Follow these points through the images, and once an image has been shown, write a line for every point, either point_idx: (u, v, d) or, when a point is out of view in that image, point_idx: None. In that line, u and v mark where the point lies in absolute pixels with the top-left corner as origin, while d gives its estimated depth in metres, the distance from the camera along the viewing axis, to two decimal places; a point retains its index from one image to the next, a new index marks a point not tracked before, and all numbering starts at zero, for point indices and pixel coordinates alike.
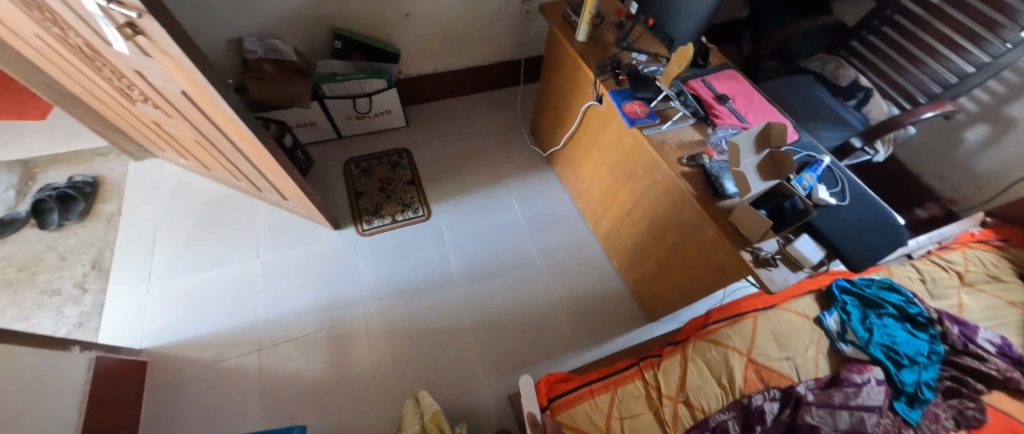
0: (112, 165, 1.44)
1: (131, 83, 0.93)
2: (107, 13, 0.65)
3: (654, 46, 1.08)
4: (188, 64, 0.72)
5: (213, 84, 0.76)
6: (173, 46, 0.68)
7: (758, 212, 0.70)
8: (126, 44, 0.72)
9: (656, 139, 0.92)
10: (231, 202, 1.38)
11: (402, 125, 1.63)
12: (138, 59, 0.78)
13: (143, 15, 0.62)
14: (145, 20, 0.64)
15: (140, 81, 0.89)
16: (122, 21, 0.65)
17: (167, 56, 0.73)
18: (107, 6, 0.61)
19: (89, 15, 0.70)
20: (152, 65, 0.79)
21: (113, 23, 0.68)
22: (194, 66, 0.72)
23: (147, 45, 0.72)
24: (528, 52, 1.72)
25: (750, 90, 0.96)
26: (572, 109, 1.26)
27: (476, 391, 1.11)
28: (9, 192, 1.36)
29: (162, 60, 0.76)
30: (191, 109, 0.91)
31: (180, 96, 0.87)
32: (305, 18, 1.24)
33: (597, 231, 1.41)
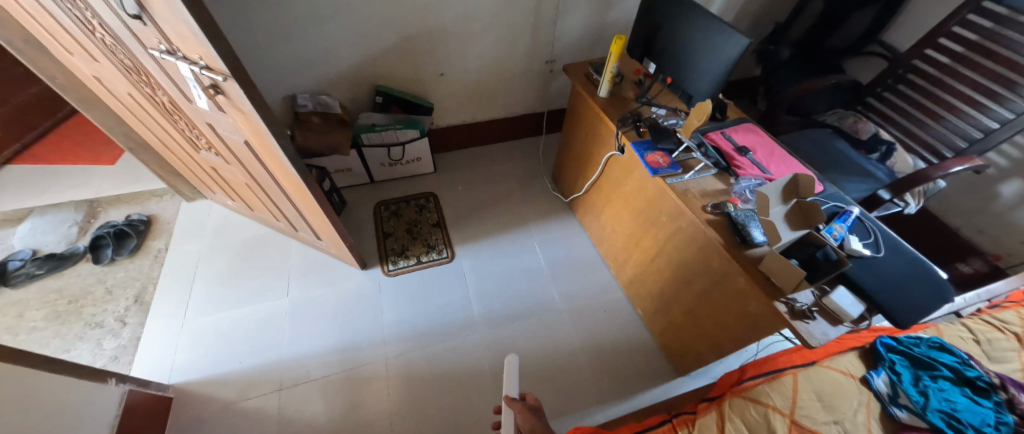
0: (165, 205, 1.55)
1: (200, 134, 1.05)
2: (197, 76, 0.77)
3: (673, 102, 1.16)
4: (255, 117, 0.81)
5: (275, 135, 0.86)
6: (246, 103, 0.78)
7: (790, 262, 0.70)
8: (207, 102, 0.84)
9: (679, 188, 0.95)
10: (268, 241, 1.46)
11: (431, 171, 1.73)
12: (213, 113, 0.89)
13: (227, 78, 0.73)
14: (228, 83, 0.75)
15: (209, 132, 1.00)
16: (208, 83, 0.77)
17: (238, 111, 0.83)
18: (200, 72, 0.73)
19: (181, 78, 0.82)
20: (224, 119, 0.90)
21: (201, 85, 0.79)
22: (260, 119, 0.82)
23: (224, 102, 0.83)
24: (550, 106, 1.84)
25: (769, 142, 0.99)
26: (594, 158, 1.31)
27: None
28: (73, 229, 1.45)
29: (234, 115, 0.87)
30: (249, 156, 1.01)
31: (242, 145, 0.97)
32: (353, 77, 1.40)
33: (620, 278, 1.40)
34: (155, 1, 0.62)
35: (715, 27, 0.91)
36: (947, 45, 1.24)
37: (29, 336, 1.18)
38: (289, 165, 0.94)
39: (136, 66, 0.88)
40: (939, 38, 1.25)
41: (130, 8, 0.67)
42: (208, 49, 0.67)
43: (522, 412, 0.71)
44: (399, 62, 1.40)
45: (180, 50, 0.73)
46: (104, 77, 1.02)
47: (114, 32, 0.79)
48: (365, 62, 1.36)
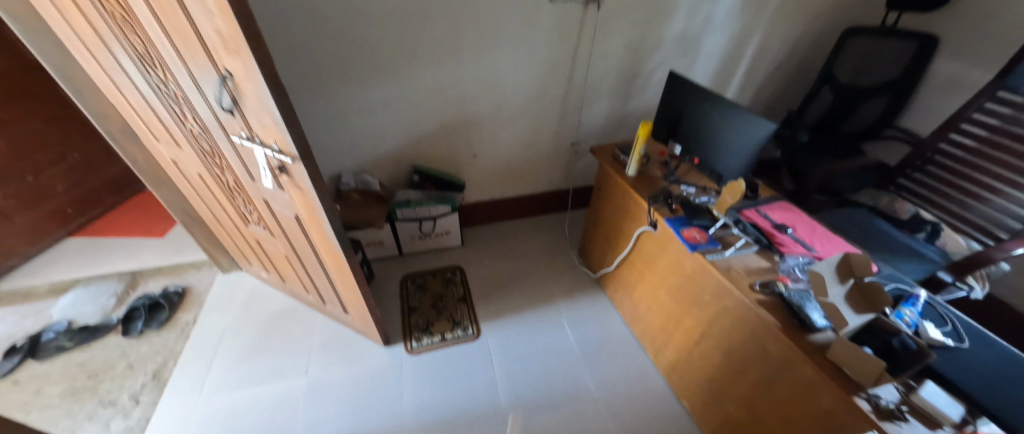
0: (201, 276, 1.59)
1: (254, 210, 1.12)
2: (268, 159, 0.86)
3: (701, 180, 1.20)
4: (312, 193, 0.87)
5: (326, 210, 0.91)
6: (306, 181, 0.85)
7: (865, 350, 0.63)
8: (273, 180, 0.91)
9: (721, 265, 0.93)
10: (294, 314, 1.44)
11: (458, 245, 1.76)
12: (273, 191, 0.96)
13: (295, 160, 0.81)
14: (296, 165, 0.83)
15: (264, 208, 1.06)
16: (277, 164, 0.85)
17: (297, 189, 0.89)
18: (274, 154, 0.81)
19: (252, 160, 0.91)
20: (282, 195, 0.96)
21: (270, 166, 0.87)
22: (316, 195, 0.87)
23: (286, 181, 0.90)
24: (574, 184, 1.93)
25: (809, 222, 1.00)
26: (625, 233, 1.32)
27: None
28: (111, 299, 1.49)
29: (292, 193, 0.93)
30: (296, 229, 1.05)
31: (292, 219, 1.02)
32: (395, 159, 1.54)
33: (659, 362, 1.28)
34: (250, 98, 0.73)
35: (739, 117, 0.99)
36: (968, 130, 1.29)
37: (41, 414, 1.14)
38: (334, 238, 0.96)
39: (215, 151, 0.98)
40: (961, 123, 1.31)
41: (226, 104, 0.78)
42: (285, 135, 0.75)
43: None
44: (438, 146, 1.54)
45: (258, 136, 0.82)
46: (180, 161, 1.14)
47: (204, 123, 0.91)
48: (407, 145, 1.50)
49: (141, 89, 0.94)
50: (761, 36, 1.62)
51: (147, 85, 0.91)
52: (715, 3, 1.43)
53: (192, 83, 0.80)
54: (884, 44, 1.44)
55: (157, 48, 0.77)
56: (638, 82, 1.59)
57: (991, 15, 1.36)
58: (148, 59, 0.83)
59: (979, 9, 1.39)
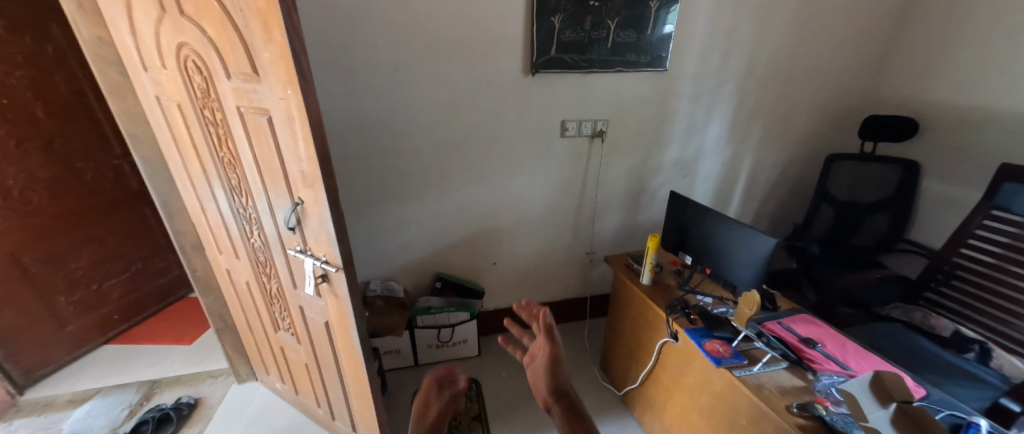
0: (216, 386, 1.57)
1: (288, 317, 1.18)
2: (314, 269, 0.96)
3: (717, 290, 1.24)
4: (346, 300, 0.94)
5: (357, 317, 0.96)
6: (345, 289, 0.93)
7: None
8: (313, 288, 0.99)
9: (752, 382, 0.88)
10: (299, 432, 1.35)
11: (475, 354, 1.72)
12: (311, 298, 1.03)
13: (337, 269, 0.91)
14: (336, 273, 0.92)
15: (298, 315, 1.12)
16: (320, 273, 0.95)
17: (333, 296, 0.97)
18: (320, 264, 0.92)
19: (298, 271, 1.02)
20: (318, 303, 1.03)
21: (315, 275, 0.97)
22: (350, 302, 0.94)
23: (326, 289, 0.98)
24: (592, 291, 1.96)
25: (837, 336, 1.00)
26: (647, 345, 1.29)
27: None
28: (124, 411, 1.45)
29: (328, 300, 1.00)
30: (323, 336, 1.09)
31: (321, 326, 1.07)
32: (421, 267, 1.65)
33: None
34: (313, 218, 0.89)
35: (741, 231, 1.09)
36: (981, 245, 1.32)
37: None
38: (358, 346, 0.99)
39: (268, 263, 1.11)
40: (969, 238, 1.34)
41: (291, 224, 0.93)
42: (334, 247, 0.88)
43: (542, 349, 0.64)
44: (462, 254, 1.67)
45: (310, 249, 0.94)
46: (233, 270, 1.27)
47: (266, 238, 1.06)
48: (434, 254, 1.64)
49: (223, 212, 1.15)
50: (749, 159, 1.84)
51: (230, 208, 1.11)
52: (701, 135, 1.70)
53: (269, 208, 0.97)
54: (869, 167, 1.62)
55: (248, 181, 0.98)
56: (643, 198, 1.78)
57: (953, 140, 1.54)
58: (239, 190, 1.04)
59: (940, 136, 1.59)
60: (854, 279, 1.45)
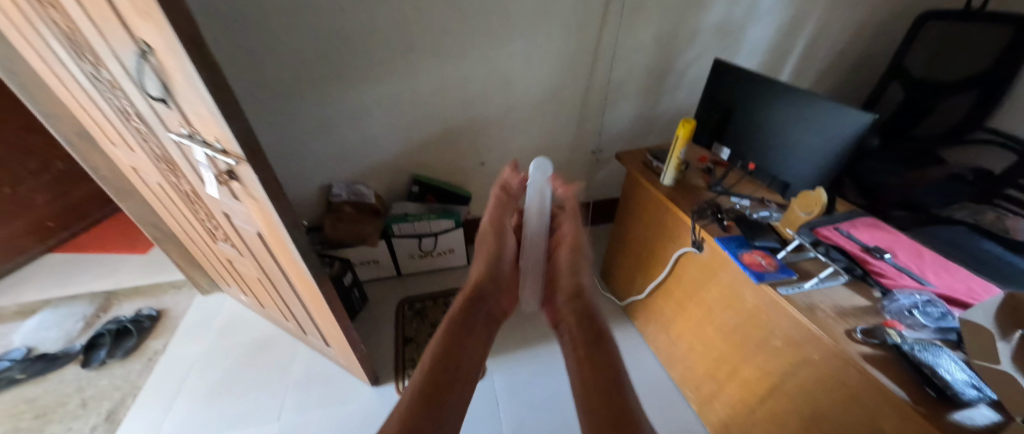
0: (180, 297, 1.44)
1: (218, 227, 0.93)
2: (213, 162, 0.66)
3: (758, 191, 0.99)
4: (269, 206, 0.67)
5: (289, 227, 0.71)
6: (260, 189, 0.64)
7: None
8: (222, 189, 0.71)
9: (802, 303, 0.69)
10: (274, 344, 1.27)
11: (464, 264, 1.57)
12: (228, 203, 0.77)
13: (240, 161, 0.61)
14: (241, 166, 0.63)
15: (226, 224, 0.88)
16: (224, 167, 0.65)
17: (251, 199, 0.69)
18: (216, 154, 0.62)
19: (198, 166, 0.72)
20: (239, 208, 0.76)
21: (217, 172, 0.68)
22: (274, 209, 0.67)
23: (239, 190, 0.70)
24: (595, 195, 1.73)
25: (909, 244, 0.79)
26: (660, 255, 1.11)
27: None
28: (79, 323, 1.34)
29: (248, 204, 0.73)
30: (261, 249, 0.86)
31: (255, 237, 0.83)
32: (392, 167, 1.36)
33: (706, 415, 1.05)
34: (179, 80, 0.55)
35: (815, 116, 0.82)
36: None
37: None
38: (301, 261, 0.77)
39: (166, 156, 0.81)
40: None
41: (156, 91, 0.60)
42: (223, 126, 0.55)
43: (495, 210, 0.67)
44: (442, 151, 1.36)
45: (198, 132, 0.63)
46: (139, 168, 0.98)
47: (143, 119, 0.73)
48: (406, 152, 1.34)
49: (79, 82, 0.79)
50: (814, 27, 1.40)
51: (83, 75, 0.75)
52: None
53: (119, 65, 0.62)
54: (968, 27, 1.21)
55: (70, 19, 0.60)
56: (669, 79, 1.40)
57: None
58: (74, 40, 0.67)
59: None
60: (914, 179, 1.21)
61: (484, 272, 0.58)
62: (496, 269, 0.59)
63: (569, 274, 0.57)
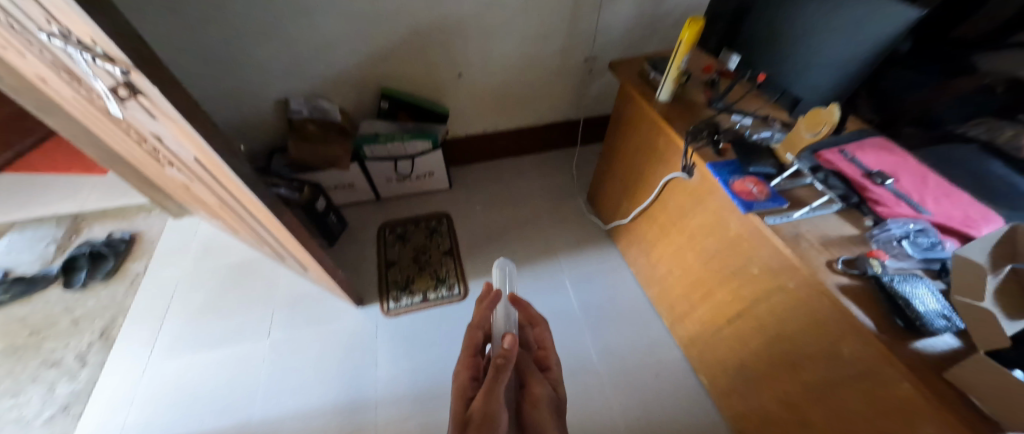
0: (152, 220, 1.39)
1: (155, 150, 0.81)
2: (101, 72, 0.50)
3: (763, 107, 0.88)
4: (189, 130, 0.54)
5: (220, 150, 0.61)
6: (169, 109, 0.50)
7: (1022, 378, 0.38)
8: (131, 106, 0.57)
9: (788, 232, 0.66)
10: (256, 267, 1.26)
11: (446, 187, 1.50)
12: (146, 123, 0.63)
13: (130, 72, 0.45)
14: (134, 78, 0.46)
15: (162, 147, 0.75)
16: (118, 81, 0.49)
17: (169, 120, 0.55)
18: (97, 61, 0.45)
19: (92, 76, 0.56)
20: (163, 130, 0.63)
21: (108, 85, 0.52)
22: (197, 134, 0.54)
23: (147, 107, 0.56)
24: (586, 112, 1.59)
25: (918, 167, 0.72)
26: (649, 180, 1.04)
27: None
28: (51, 246, 1.31)
29: (169, 126, 0.59)
30: (208, 176, 0.76)
31: (196, 163, 0.72)
32: (354, 78, 1.18)
33: (675, 329, 1.12)
34: None
35: (851, 12, 0.66)
36: None
37: None
38: (247, 189, 0.68)
39: (57, 60, 0.63)
40: None
41: None
42: (90, 28, 0.38)
43: (491, 390, 0.43)
44: (411, 59, 1.17)
45: (62, 27, 0.45)
46: (42, 75, 0.81)
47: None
48: (369, 59, 1.14)
49: None
50: None
51: None
52: None
53: None
54: None
55: None
56: None
57: None
58: None
59: None
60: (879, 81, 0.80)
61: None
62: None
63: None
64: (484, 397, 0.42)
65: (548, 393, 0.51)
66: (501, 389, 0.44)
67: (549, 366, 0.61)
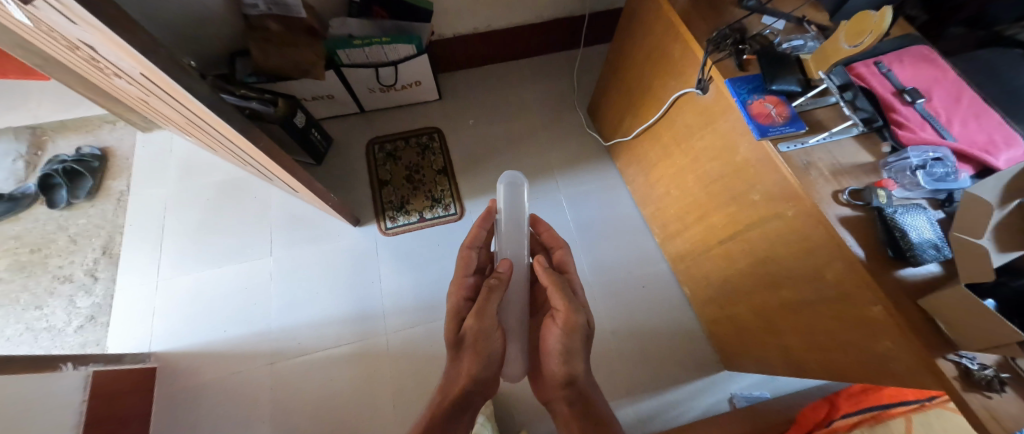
0: (121, 134, 1.29)
1: (94, 59, 0.67)
2: None
3: (801, 7, 0.74)
4: (121, 42, 0.43)
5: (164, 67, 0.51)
6: (86, 15, 0.39)
7: (991, 309, 0.42)
8: (38, 9, 0.44)
9: (798, 161, 0.62)
10: (244, 185, 1.22)
11: (435, 98, 1.37)
12: (66, 28, 0.51)
13: None
14: None
15: (99, 57, 0.63)
16: None
17: (94, 30, 0.44)
18: None
19: None
20: (92, 39, 0.51)
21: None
22: (131, 47, 0.43)
23: (59, 8, 0.44)
24: (594, 6, 1.36)
25: (954, 83, 0.66)
26: (658, 94, 0.95)
27: (515, 410, 1.04)
28: (19, 163, 1.23)
29: (96, 34, 0.47)
30: (164, 93, 0.66)
31: (146, 79, 0.61)
32: None
33: (665, 246, 1.17)
34: None
35: None
36: None
37: None
38: (212, 113, 0.60)
39: None
40: None
41: None
42: None
43: (483, 308, 0.61)
44: None
45: None
46: None
47: None
48: None
49: None
50: None
51: None
52: None
53: None
54: None
55: None
56: None
57: None
58: None
59: None
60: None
61: (478, 373, 0.60)
62: (491, 371, 0.62)
63: (565, 364, 0.63)
64: (474, 318, 0.60)
65: (583, 326, 0.62)
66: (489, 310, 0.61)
67: (576, 288, 0.72)
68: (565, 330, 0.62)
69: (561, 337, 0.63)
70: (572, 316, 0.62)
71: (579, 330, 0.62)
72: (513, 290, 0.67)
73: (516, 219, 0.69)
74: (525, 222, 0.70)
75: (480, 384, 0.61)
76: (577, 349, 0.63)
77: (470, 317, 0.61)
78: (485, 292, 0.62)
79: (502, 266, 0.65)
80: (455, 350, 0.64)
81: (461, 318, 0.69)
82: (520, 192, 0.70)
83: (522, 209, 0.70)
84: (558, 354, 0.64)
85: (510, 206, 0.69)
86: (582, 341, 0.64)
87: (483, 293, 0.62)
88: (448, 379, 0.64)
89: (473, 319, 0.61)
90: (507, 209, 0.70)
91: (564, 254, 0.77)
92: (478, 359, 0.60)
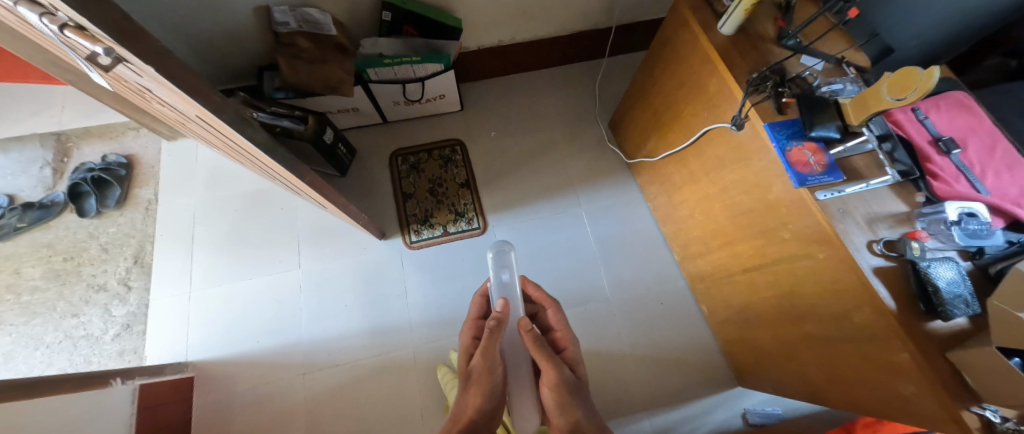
0: (145, 141, 1.29)
1: (142, 92, 0.67)
2: (66, 40, 0.39)
3: (840, 48, 0.75)
4: (195, 105, 0.44)
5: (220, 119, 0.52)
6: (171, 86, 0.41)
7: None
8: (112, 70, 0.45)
9: (835, 209, 0.63)
10: (270, 197, 1.24)
11: (457, 109, 1.37)
12: (129, 77, 0.50)
13: (114, 50, 0.35)
14: (123, 56, 0.36)
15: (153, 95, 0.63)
16: (90, 53, 0.38)
17: (166, 90, 0.45)
18: (63, 34, 0.35)
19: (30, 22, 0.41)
20: (155, 88, 0.51)
21: (80, 51, 0.42)
22: (205, 109, 0.45)
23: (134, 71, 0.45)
24: (620, 19, 1.34)
25: (989, 132, 0.67)
26: (688, 121, 0.96)
27: None
28: (46, 170, 1.24)
29: (166, 91, 0.48)
30: (214, 130, 0.65)
31: (196, 117, 0.60)
32: None
33: (684, 264, 1.19)
34: None
35: None
36: None
37: (32, 297, 1.10)
38: (263, 155, 0.61)
39: None
40: None
41: None
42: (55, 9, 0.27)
43: (488, 348, 0.55)
44: None
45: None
46: None
47: None
48: None
49: None
50: None
51: None
52: None
53: None
54: None
55: None
56: None
57: None
58: None
59: None
60: (971, 16, 0.74)
61: (485, 409, 0.54)
62: (496, 403, 0.55)
63: (565, 418, 0.55)
64: (481, 356, 0.55)
65: (567, 380, 0.56)
66: (493, 350, 0.55)
67: (566, 347, 0.68)
68: (554, 391, 0.56)
69: (550, 395, 0.56)
70: (556, 373, 0.55)
71: (564, 385, 0.55)
72: (511, 331, 0.62)
73: (507, 288, 0.64)
74: (517, 288, 0.65)
75: (485, 418, 0.54)
76: (572, 404, 0.55)
77: (477, 354, 0.57)
78: (486, 333, 0.55)
79: (500, 305, 0.59)
80: (463, 381, 0.59)
81: (471, 356, 0.65)
82: (507, 258, 0.65)
83: (511, 276, 0.65)
84: (552, 409, 0.57)
85: (499, 276, 0.65)
86: (579, 397, 0.57)
87: (487, 335, 0.55)
88: (457, 408, 0.58)
89: (479, 356, 0.56)
90: (496, 279, 0.65)
91: (554, 314, 0.70)
92: (483, 392, 0.54)
